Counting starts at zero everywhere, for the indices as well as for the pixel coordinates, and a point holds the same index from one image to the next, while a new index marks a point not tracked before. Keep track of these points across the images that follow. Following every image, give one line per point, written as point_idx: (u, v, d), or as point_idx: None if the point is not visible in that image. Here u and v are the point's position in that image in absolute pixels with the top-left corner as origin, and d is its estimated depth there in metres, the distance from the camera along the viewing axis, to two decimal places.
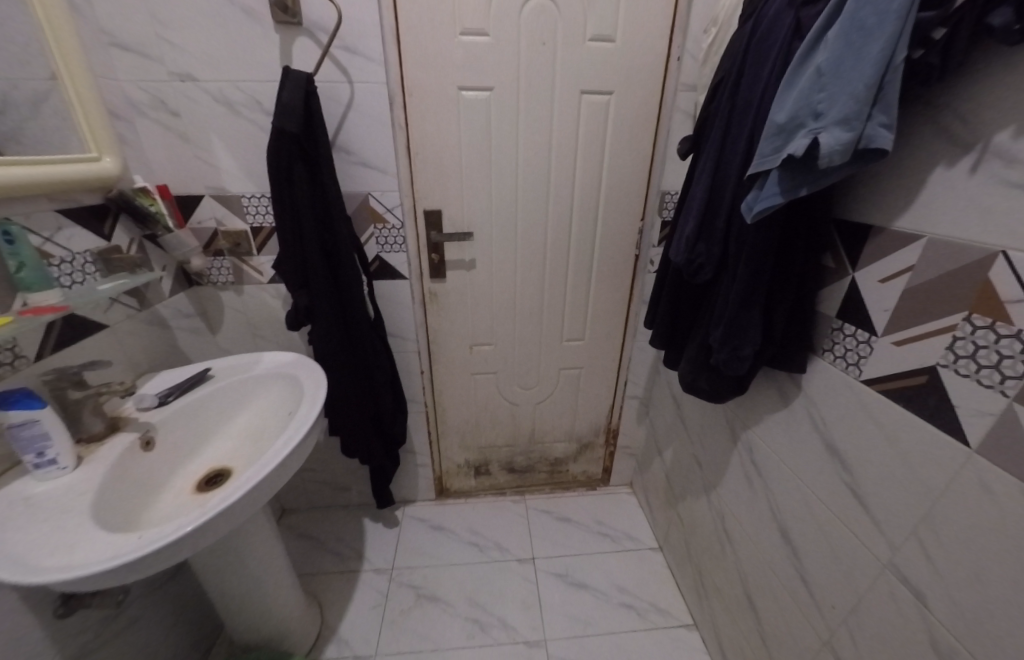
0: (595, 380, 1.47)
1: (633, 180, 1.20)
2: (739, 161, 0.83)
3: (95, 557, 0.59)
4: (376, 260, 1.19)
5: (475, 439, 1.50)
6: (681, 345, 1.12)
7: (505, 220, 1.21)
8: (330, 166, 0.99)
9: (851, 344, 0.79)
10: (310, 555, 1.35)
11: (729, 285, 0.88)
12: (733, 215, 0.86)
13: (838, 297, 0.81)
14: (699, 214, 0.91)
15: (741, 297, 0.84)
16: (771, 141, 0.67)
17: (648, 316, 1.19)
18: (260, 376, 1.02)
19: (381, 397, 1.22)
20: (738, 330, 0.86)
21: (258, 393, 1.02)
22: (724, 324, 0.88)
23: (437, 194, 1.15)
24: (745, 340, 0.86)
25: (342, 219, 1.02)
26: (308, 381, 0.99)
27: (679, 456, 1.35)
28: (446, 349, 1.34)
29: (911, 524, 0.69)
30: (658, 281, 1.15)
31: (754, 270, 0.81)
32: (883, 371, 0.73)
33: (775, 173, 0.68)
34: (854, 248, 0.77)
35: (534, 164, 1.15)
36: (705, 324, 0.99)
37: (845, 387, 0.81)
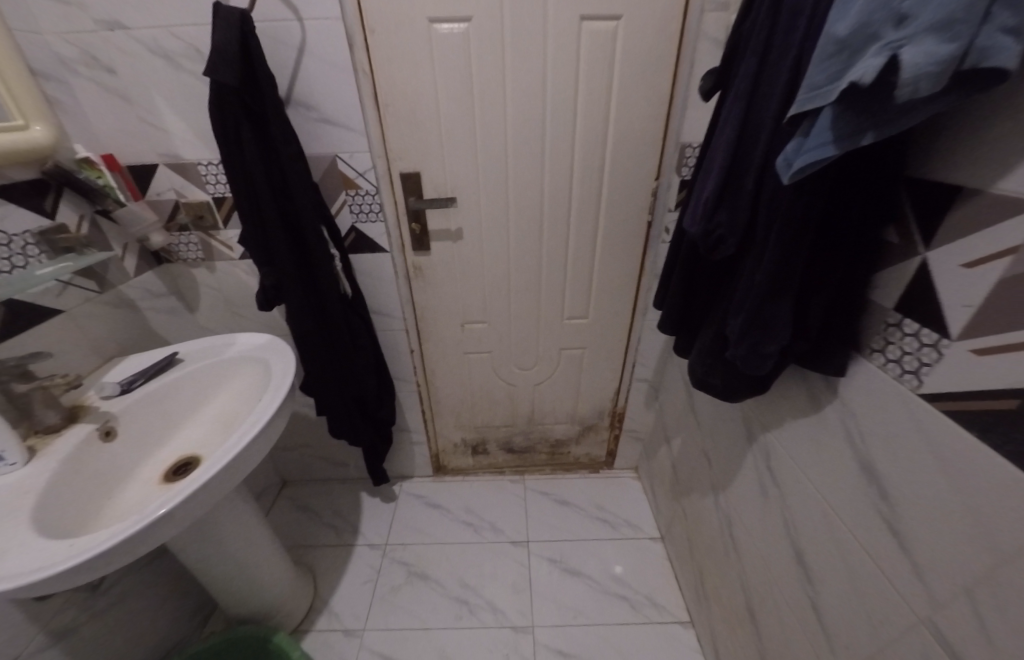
0: (599, 362, 1.34)
1: (646, 130, 0.99)
2: (779, 99, 0.61)
3: (25, 568, 0.56)
4: (351, 231, 1.07)
5: (471, 418, 1.44)
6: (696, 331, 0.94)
7: (493, 182, 1.04)
8: (284, 124, 0.86)
9: (910, 347, 0.59)
10: (307, 527, 1.39)
11: (754, 266, 0.68)
12: (767, 173, 0.65)
13: (899, 284, 0.60)
14: (721, 171, 0.70)
15: (768, 283, 0.64)
16: (827, 65, 0.46)
17: (658, 293, 1.01)
18: (231, 360, 0.97)
19: (363, 379, 1.15)
20: (763, 323, 0.67)
21: (230, 377, 0.97)
22: (745, 313, 0.69)
23: (414, 154, 0.99)
24: (770, 337, 0.67)
25: (302, 185, 0.90)
26: (277, 366, 0.93)
27: (686, 448, 1.22)
28: (435, 326, 1.23)
29: (959, 587, 0.51)
30: (672, 253, 0.96)
31: (788, 248, 0.61)
32: (953, 387, 0.53)
33: (827, 113, 0.48)
34: (931, 219, 0.55)
35: (525, 114, 0.96)
36: (722, 310, 0.80)
37: (897, 403, 0.61)
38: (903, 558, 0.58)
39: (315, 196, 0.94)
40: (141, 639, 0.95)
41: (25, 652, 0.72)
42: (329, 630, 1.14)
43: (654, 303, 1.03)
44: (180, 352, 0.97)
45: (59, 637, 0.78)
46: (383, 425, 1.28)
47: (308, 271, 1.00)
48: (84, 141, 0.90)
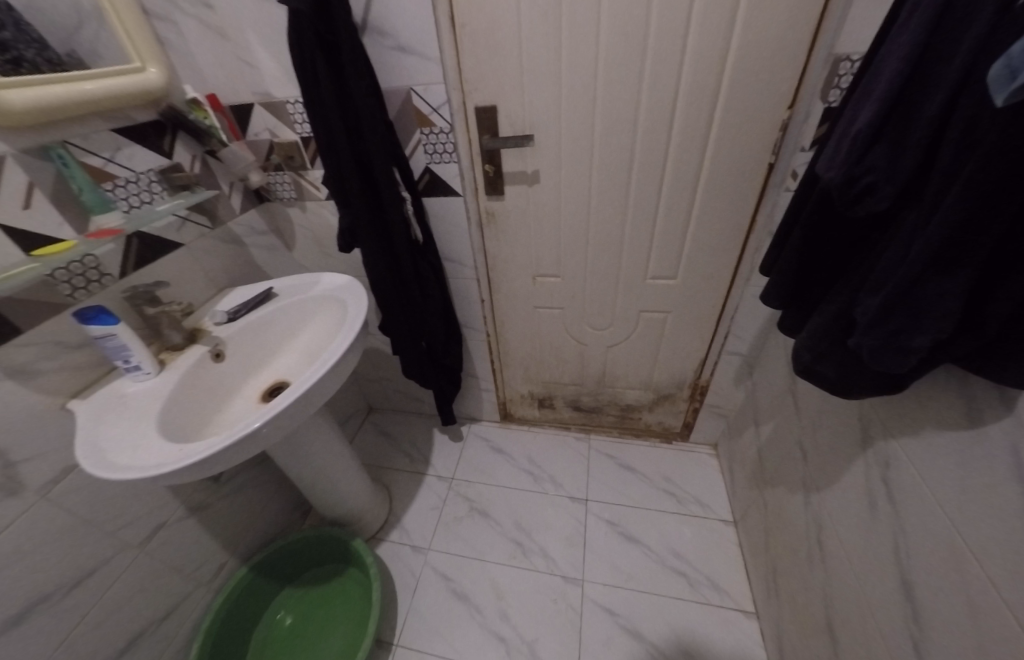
0: (683, 329, 1.20)
1: (785, 41, 0.76)
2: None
3: (146, 464, 0.66)
4: (425, 173, 1.02)
5: (539, 373, 1.41)
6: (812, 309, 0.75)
7: (580, 116, 0.89)
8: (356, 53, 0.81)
9: None
10: (386, 451, 1.55)
11: (915, 229, 0.49)
12: (967, 91, 0.44)
13: None
14: (890, 92, 0.49)
15: (933, 258, 0.45)
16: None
17: (770, 256, 0.82)
18: (317, 298, 1.04)
19: (429, 325, 1.17)
20: (912, 309, 0.49)
21: (316, 314, 1.05)
22: (885, 295, 0.51)
23: (491, 83, 0.87)
24: (920, 328, 0.49)
25: (374, 122, 0.86)
26: (353, 308, 0.97)
27: (777, 437, 1.06)
28: (507, 278, 1.18)
29: None
30: (795, 206, 0.75)
31: (979, 203, 0.42)
32: None
33: None
34: None
35: (624, 26, 0.78)
36: (855, 286, 0.61)
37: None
38: None
39: (388, 135, 0.91)
40: (255, 520, 1.17)
41: (170, 519, 0.92)
42: (399, 543, 1.28)
43: (763, 268, 0.84)
44: (277, 287, 1.07)
45: (194, 511, 0.98)
46: (450, 369, 1.32)
47: (380, 213, 1.00)
48: (194, 81, 0.96)
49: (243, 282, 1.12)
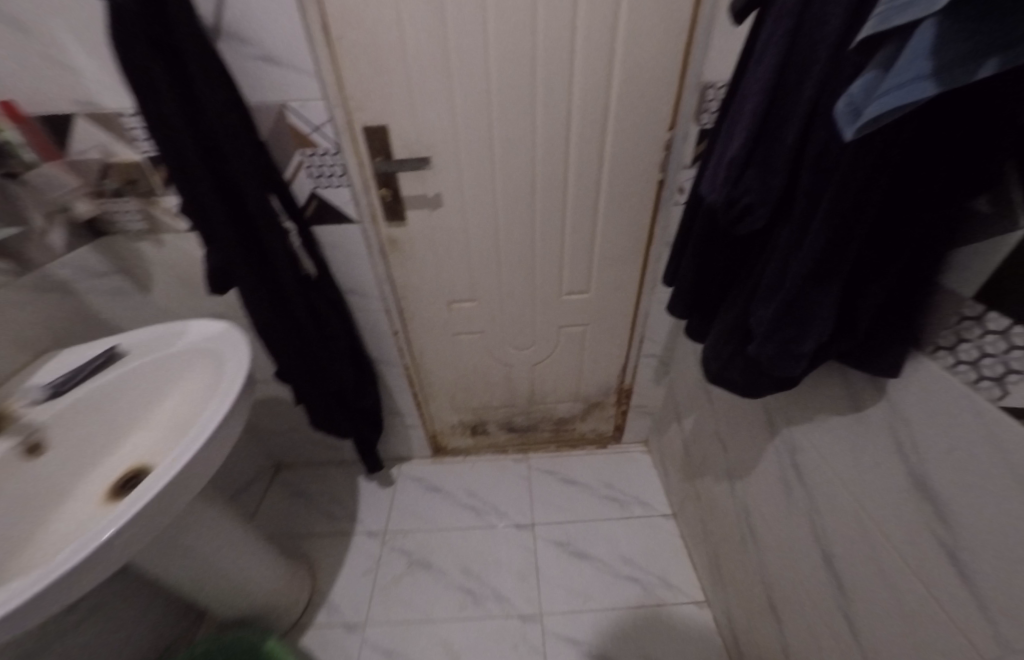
0: (603, 338, 1.23)
1: (660, 66, 0.81)
2: (843, 17, 0.42)
3: None
4: (312, 199, 0.88)
5: (468, 400, 1.35)
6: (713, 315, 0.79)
7: (478, 136, 0.86)
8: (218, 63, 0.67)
9: (992, 346, 0.44)
10: (302, 515, 1.34)
11: (789, 249, 0.52)
12: (815, 124, 0.47)
13: (979, 275, 0.44)
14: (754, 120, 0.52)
15: (810, 271, 0.49)
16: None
17: (671, 266, 0.86)
18: (184, 352, 0.85)
19: (337, 370, 1.02)
20: (798, 322, 0.53)
21: (185, 372, 0.85)
22: (775, 306, 0.55)
23: (378, 102, 0.80)
24: (806, 338, 0.53)
25: (236, 146, 0.71)
26: (230, 366, 0.80)
27: (698, 430, 1.13)
28: (420, 307, 1.10)
29: None
30: (685, 219, 0.79)
31: (838, 229, 0.45)
32: None
33: (926, 29, 0.31)
34: None
35: (512, 46, 0.77)
36: (746, 298, 0.64)
37: (968, 411, 0.47)
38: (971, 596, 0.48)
39: (258, 159, 0.76)
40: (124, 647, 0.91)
41: None
42: (330, 624, 1.10)
43: (666, 277, 0.88)
44: (126, 344, 0.85)
45: None
46: (367, 413, 1.17)
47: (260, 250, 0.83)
48: None
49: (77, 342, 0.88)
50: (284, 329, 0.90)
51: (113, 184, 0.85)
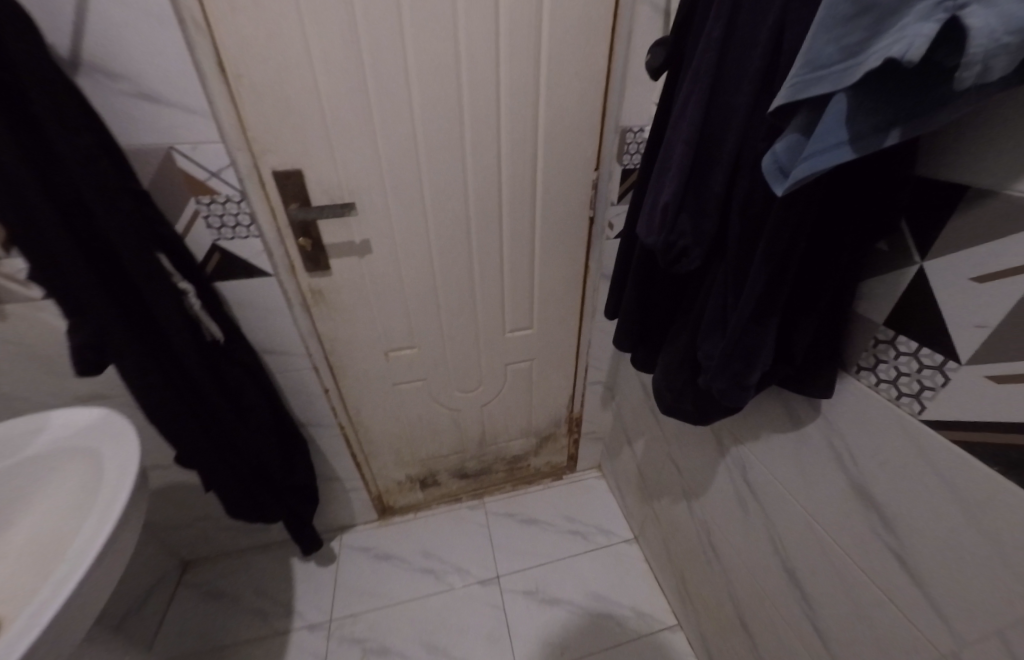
0: (550, 371, 1.22)
1: (582, 111, 0.84)
2: (754, 80, 0.44)
3: None
4: (214, 251, 0.76)
5: (414, 453, 1.25)
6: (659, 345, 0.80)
7: (408, 179, 0.81)
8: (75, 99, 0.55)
9: (905, 367, 0.49)
10: (224, 621, 1.12)
11: (730, 289, 0.54)
12: (740, 173, 0.48)
13: (888, 301, 0.49)
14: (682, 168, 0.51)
15: (753, 312, 0.50)
16: (836, 36, 0.32)
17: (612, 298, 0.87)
18: (43, 456, 0.67)
19: (260, 449, 0.86)
20: (744, 359, 0.54)
21: (44, 481, 0.67)
22: (722, 345, 0.56)
23: (289, 144, 0.71)
24: (753, 372, 0.55)
25: (107, 200, 0.57)
26: (110, 469, 0.64)
27: (650, 452, 1.16)
28: (354, 360, 0.99)
29: (990, 628, 0.46)
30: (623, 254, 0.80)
31: (775, 272, 0.47)
32: (955, 417, 0.45)
33: (839, 102, 0.33)
34: (930, 225, 0.44)
35: (437, 90, 0.75)
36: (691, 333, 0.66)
37: (895, 425, 0.51)
38: (924, 600, 0.52)
39: (139, 213, 0.63)
40: None
41: None
42: None
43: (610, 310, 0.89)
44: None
45: None
46: (301, 494, 0.99)
47: (144, 319, 0.67)
48: None
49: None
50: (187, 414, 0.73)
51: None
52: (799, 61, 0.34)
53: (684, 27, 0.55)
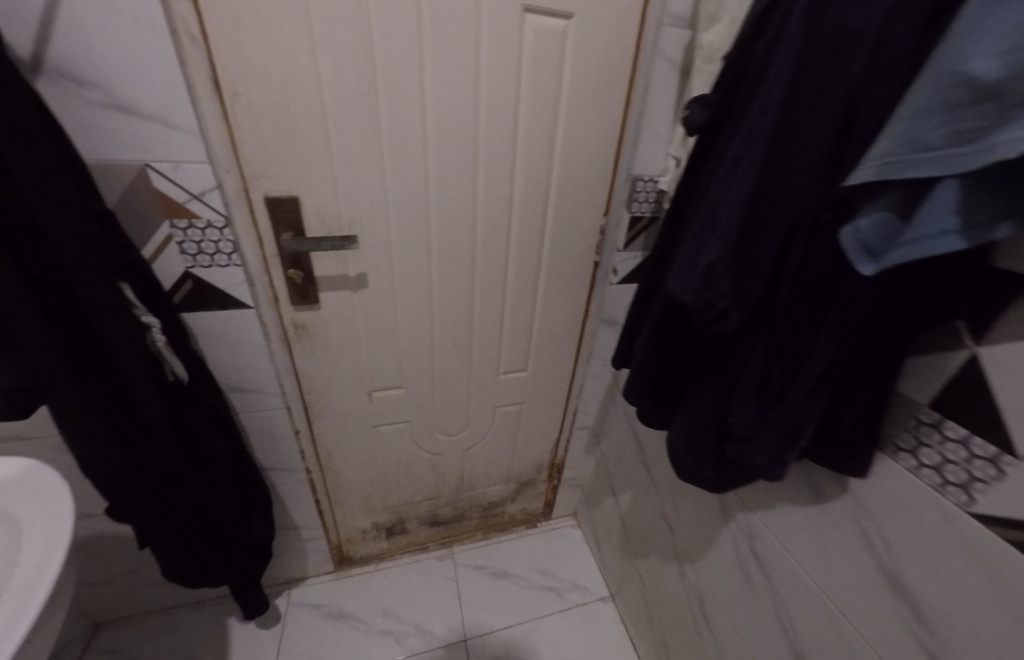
0: (537, 415, 1.18)
1: (596, 162, 0.83)
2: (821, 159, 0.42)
3: None
4: (185, 279, 0.66)
5: (385, 498, 1.14)
6: (670, 402, 0.75)
7: (413, 213, 0.76)
8: (37, 108, 0.47)
9: (953, 453, 0.47)
10: None
11: (776, 362, 0.51)
12: (795, 246, 0.46)
13: (936, 382, 0.47)
14: (735, 236, 0.47)
15: (810, 391, 0.47)
16: (944, 120, 0.30)
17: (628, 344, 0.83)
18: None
19: (218, 503, 0.74)
20: (787, 433, 0.51)
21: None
22: (767, 421, 0.52)
23: (287, 169, 0.64)
24: (795, 447, 0.51)
25: (64, 223, 0.48)
26: (31, 545, 0.51)
27: (637, 506, 1.12)
28: (331, 400, 0.90)
29: None
30: (642, 302, 0.77)
31: (836, 350, 0.45)
32: (1013, 514, 0.43)
33: (948, 188, 0.31)
34: (983, 314, 0.43)
35: (453, 125, 0.70)
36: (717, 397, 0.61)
37: (936, 515, 0.50)
38: None
39: (102, 237, 0.53)
40: None
41: None
42: None
43: (618, 359, 0.85)
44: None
45: None
46: (260, 550, 0.86)
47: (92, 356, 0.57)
48: None
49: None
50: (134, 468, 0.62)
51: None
52: (896, 138, 0.33)
53: (731, 88, 0.53)
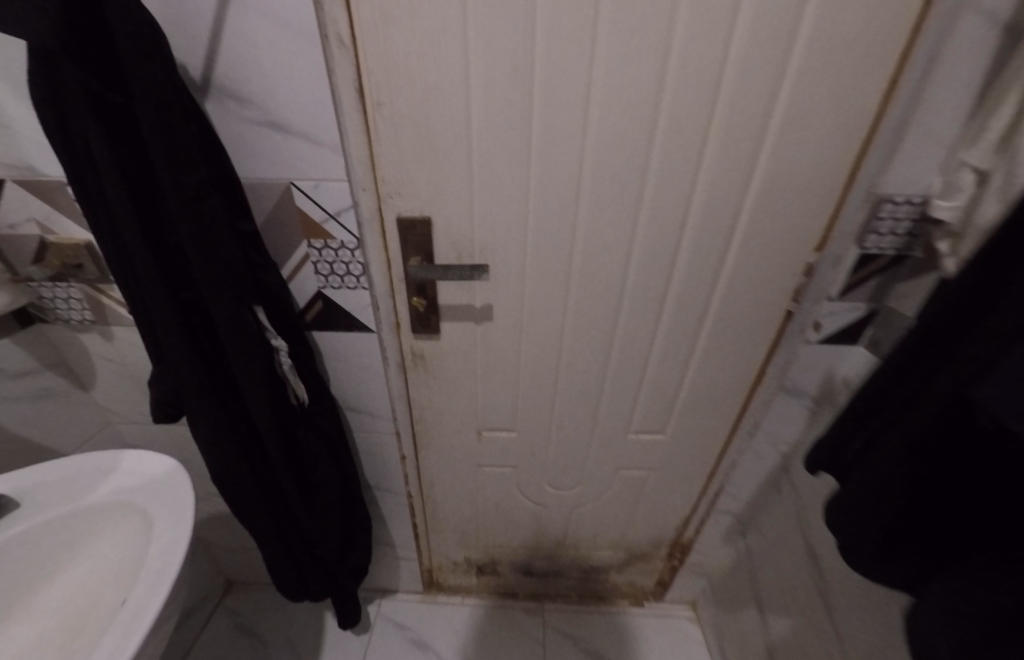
0: (668, 486, 0.95)
1: (818, 179, 0.58)
2: None
3: None
4: (317, 299, 0.65)
5: (480, 537, 1.05)
6: (921, 567, 0.39)
7: (554, 240, 0.62)
8: (199, 133, 0.47)
9: None
10: None
11: None
12: None
13: None
14: None
15: None
16: None
17: (848, 441, 0.52)
18: (99, 508, 0.57)
19: (325, 530, 0.71)
20: None
21: (97, 537, 0.57)
22: None
23: (423, 187, 0.57)
24: None
25: (205, 247, 0.47)
26: (154, 554, 0.52)
27: (797, 647, 0.82)
28: (439, 431, 0.83)
29: None
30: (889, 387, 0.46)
31: None
32: None
33: None
34: None
35: (620, 133, 0.54)
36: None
37: None
38: None
39: (243, 260, 0.52)
40: None
41: None
42: None
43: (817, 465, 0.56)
44: (13, 491, 0.56)
45: None
46: (358, 577, 0.83)
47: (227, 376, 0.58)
48: None
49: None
50: (250, 487, 0.62)
51: (46, 271, 0.61)
52: None
53: None
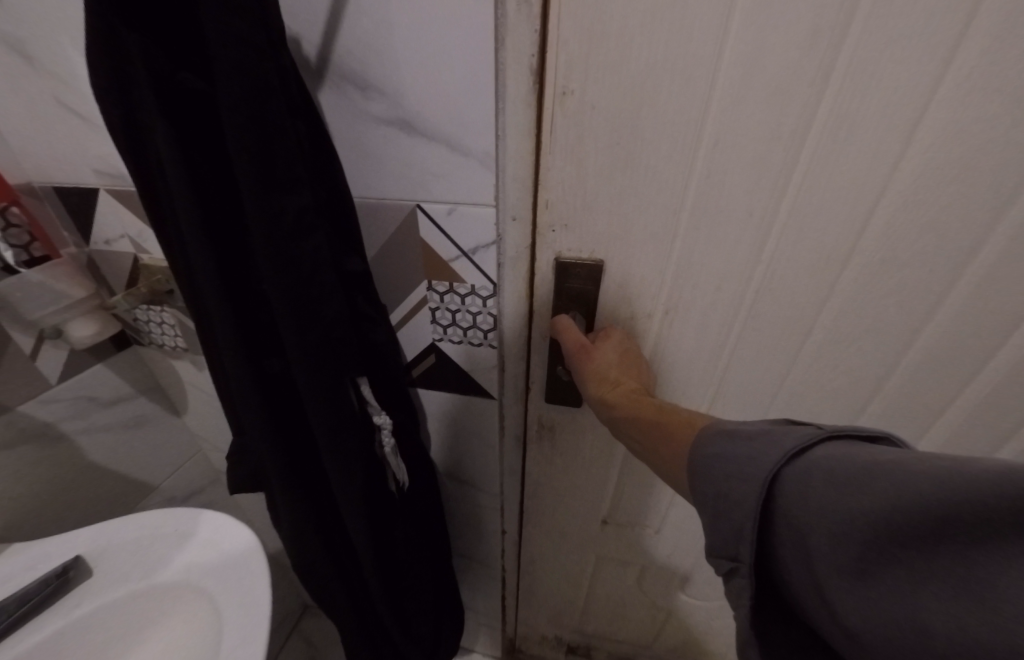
0: None
1: None
2: None
3: None
4: (430, 351, 0.50)
5: (576, 621, 0.86)
6: None
7: (791, 303, 0.40)
8: (303, 141, 0.33)
9: None
10: None
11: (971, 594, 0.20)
12: None
13: None
14: None
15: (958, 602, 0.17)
16: None
17: None
18: (171, 586, 0.46)
19: (411, 628, 0.59)
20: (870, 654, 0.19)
21: (172, 614, 0.47)
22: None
23: (600, 219, 0.38)
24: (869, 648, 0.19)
25: (306, 305, 0.34)
26: None
27: None
28: (551, 512, 0.65)
29: None
30: None
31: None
32: None
33: None
34: None
35: (977, 144, 0.31)
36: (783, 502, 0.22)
37: None
38: None
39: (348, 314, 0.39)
40: None
41: None
42: None
43: None
44: (90, 551, 0.47)
45: None
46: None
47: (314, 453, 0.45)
48: None
49: (47, 512, 0.54)
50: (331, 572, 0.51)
51: (134, 297, 0.54)
52: None
53: None
